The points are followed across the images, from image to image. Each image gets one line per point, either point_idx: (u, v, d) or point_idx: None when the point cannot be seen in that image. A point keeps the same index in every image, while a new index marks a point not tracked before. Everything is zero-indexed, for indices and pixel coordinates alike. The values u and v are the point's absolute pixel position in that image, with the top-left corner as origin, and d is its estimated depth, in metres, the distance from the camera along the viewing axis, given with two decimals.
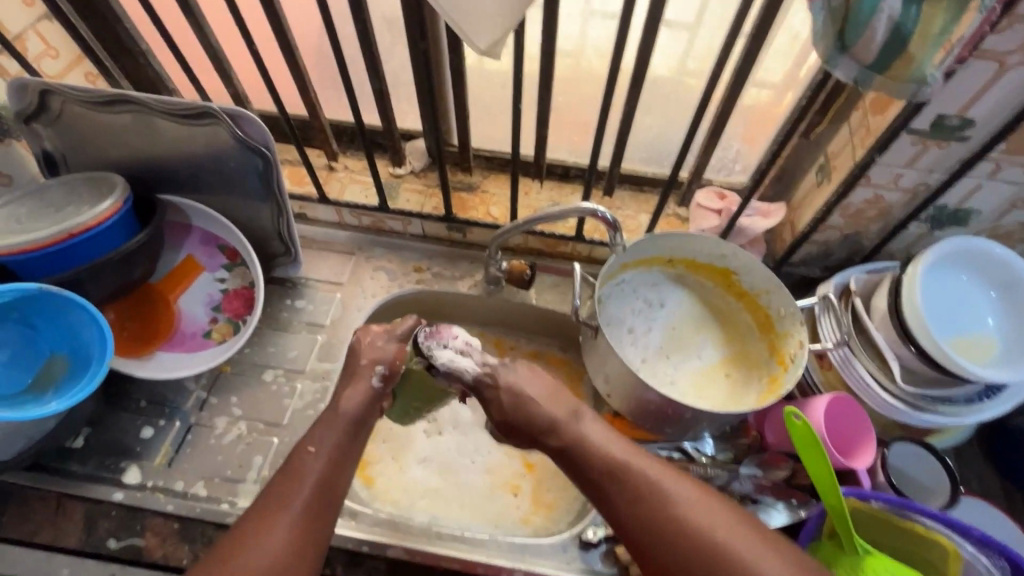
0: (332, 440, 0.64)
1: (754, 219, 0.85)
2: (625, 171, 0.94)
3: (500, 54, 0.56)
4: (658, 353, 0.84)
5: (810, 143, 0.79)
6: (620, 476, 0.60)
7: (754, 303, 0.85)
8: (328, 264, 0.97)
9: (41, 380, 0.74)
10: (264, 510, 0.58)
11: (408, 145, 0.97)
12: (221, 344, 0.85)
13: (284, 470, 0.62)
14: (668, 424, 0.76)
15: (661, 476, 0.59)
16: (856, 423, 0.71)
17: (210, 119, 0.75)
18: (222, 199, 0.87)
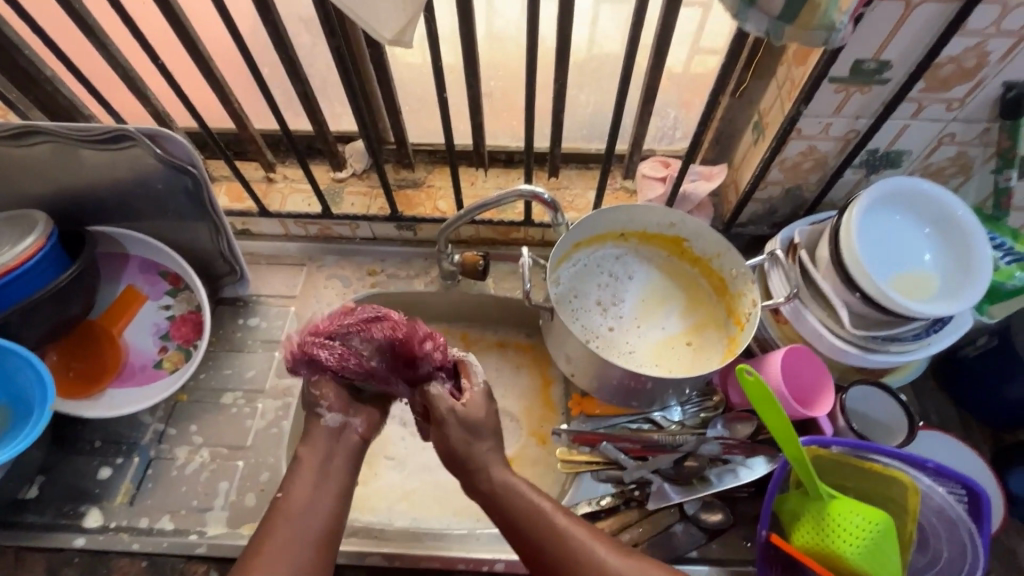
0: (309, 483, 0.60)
1: (697, 184, 0.85)
2: (568, 150, 0.92)
3: (410, 41, 0.54)
4: (621, 323, 0.85)
5: (742, 102, 0.79)
6: (554, 532, 0.58)
7: (708, 269, 0.86)
8: (278, 278, 0.95)
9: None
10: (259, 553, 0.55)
11: (346, 148, 0.95)
12: (174, 373, 0.82)
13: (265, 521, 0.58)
14: (634, 395, 0.77)
15: (624, 558, 0.57)
16: (813, 370, 0.73)
17: (128, 141, 0.72)
18: (156, 224, 0.84)
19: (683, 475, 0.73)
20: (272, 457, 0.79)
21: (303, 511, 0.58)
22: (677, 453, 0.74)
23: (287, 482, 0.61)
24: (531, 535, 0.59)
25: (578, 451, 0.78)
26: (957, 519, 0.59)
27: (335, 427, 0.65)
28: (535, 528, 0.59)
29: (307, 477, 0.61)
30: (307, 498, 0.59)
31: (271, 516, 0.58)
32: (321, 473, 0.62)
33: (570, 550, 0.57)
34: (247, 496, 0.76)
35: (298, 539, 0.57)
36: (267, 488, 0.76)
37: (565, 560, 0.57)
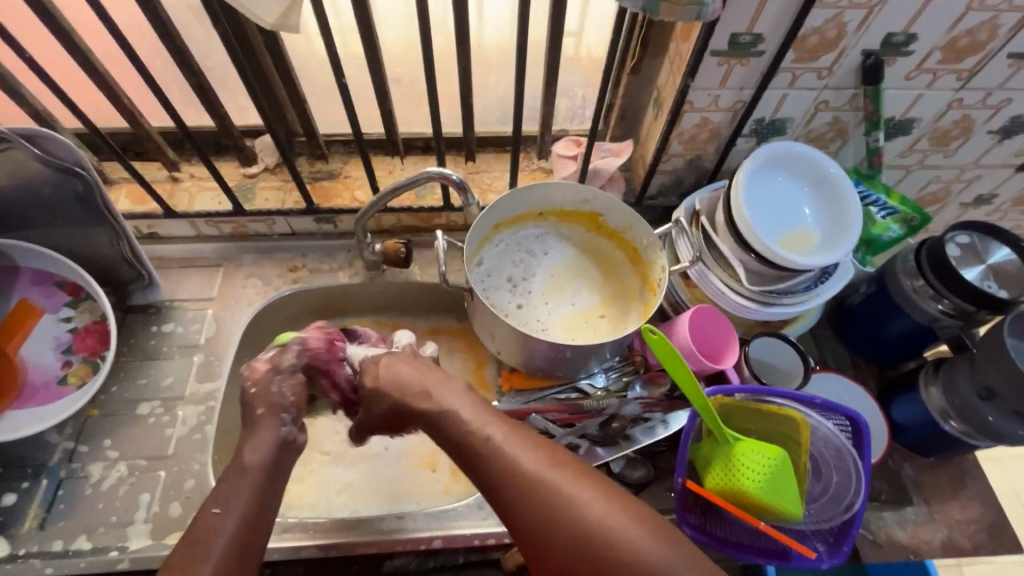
0: (275, 447, 0.63)
1: (607, 160, 0.88)
2: (484, 133, 0.93)
3: (294, 26, 0.55)
4: (530, 299, 0.88)
5: (641, 79, 0.83)
6: (475, 435, 0.60)
7: (622, 241, 0.91)
8: (192, 280, 0.91)
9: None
10: (195, 543, 0.54)
11: (256, 143, 0.92)
12: (80, 388, 0.78)
13: (189, 533, 0.55)
14: (558, 366, 0.79)
15: (544, 463, 0.57)
16: (718, 328, 0.78)
17: (2, 144, 0.67)
18: (48, 232, 0.79)
19: (609, 436, 0.76)
20: (196, 463, 0.76)
21: (270, 478, 0.61)
22: (602, 416, 0.77)
23: (223, 498, 0.58)
24: (473, 456, 0.60)
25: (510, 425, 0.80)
26: (842, 447, 0.67)
27: (289, 440, 0.64)
28: (455, 429, 0.62)
29: (248, 483, 0.59)
30: (246, 507, 0.57)
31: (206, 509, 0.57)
32: (266, 481, 0.60)
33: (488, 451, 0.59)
34: (171, 505, 0.73)
35: (223, 552, 0.54)
36: (192, 495, 0.74)
37: (484, 460, 0.59)
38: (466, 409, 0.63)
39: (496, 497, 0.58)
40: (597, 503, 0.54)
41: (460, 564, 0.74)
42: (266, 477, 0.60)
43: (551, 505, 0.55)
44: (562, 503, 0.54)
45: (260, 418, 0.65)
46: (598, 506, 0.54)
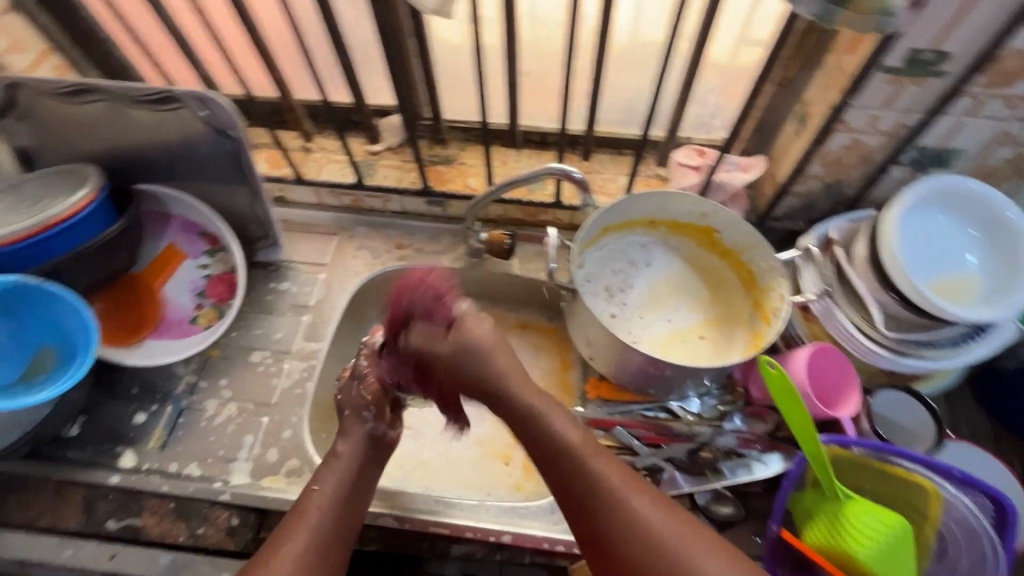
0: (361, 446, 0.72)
1: (733, 174, 0.83)
2: (600, 134, 0.91)
3: (450, 12, 0.56)
4: (624, 311, 0.84)
5: (786, 92, 0.77)
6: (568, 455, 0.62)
7: (736, 262, 0.86)
8: (309, 245, 0.97)
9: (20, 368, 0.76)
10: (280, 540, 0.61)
11: (382, 122, 0.95)
12: (207, 329, 0.86)
13: (296, 506, 0.65)
14: (650, 384, 0.76)
15: (636, 491, 0.58)
16: (840, 373, 0.71)
17: (175, 103, 0.76)
18: (198, 185, 0.88)
19: (696, 465, 0.73)
20: (295, 416, 0.82)
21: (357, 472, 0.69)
22: (691, 443, 0.74)
23: (320, 477, 0.68)
24: (572, 487, 0.61)
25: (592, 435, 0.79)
26: (980, 530, 0.58)
27: (377, 435, 0.75)
28: (548, 444, 0.64)
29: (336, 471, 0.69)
30: (342, 491, 0.67)
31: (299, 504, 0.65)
32: (358, 469, 0.70)
33: (581, 473, 0.60)
34: (269, 451, 0.79)
35: (320, 524, 0.63)
36: (288, 445, 0.79)
37: (575, 482, 0.61)
38: (557, 421, 0.65)
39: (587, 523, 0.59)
40: (697, 551, 0.53)
41: (525, 563, 0.73)
42: (359, 462, 0.71)
43: (637, 546, 0.55)
44: (660, 542, 0.54)
45: (346, 418, 0.76)
46: (703, 553, 0.53)
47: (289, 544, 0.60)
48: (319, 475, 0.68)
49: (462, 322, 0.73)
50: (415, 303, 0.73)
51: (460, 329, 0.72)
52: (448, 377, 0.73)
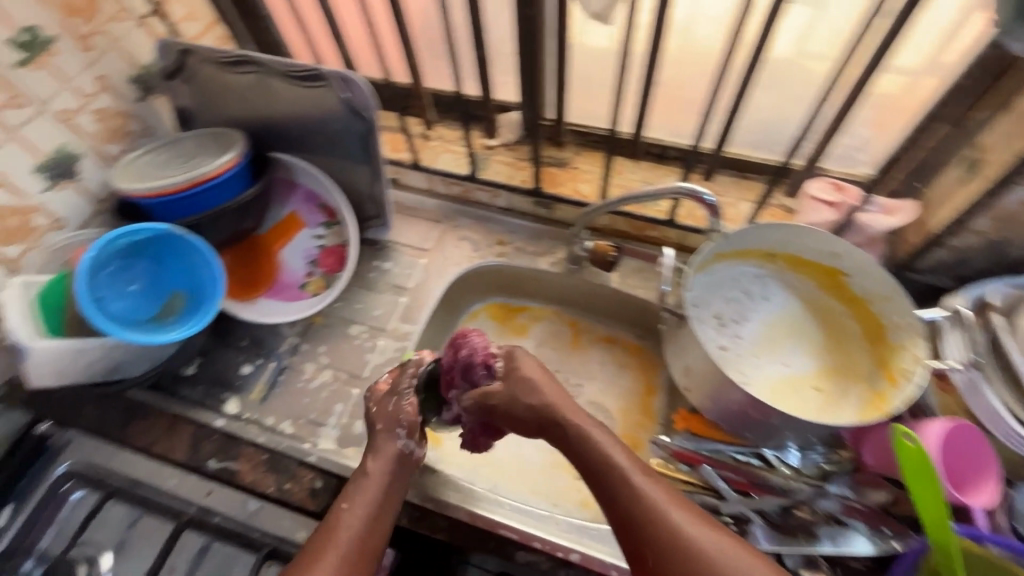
0: (389, 467, 0.67)
1: (876, 217, 0.76)
2: (729, 154, 0.87)
3: None
4: (737, 344, 0.79)
5: (957, 132, 0.69)
6: (620, 478, 0.59)
7: (864, 313, 0.78)
8: (415, 229, 1.00)
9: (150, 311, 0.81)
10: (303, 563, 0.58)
11: (502, 118, 0.96)
12: (315, 296, 0.91)
13: (324, 524, 0.62)
14: (749, 428, 0.71)
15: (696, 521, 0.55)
16: (982, 457, 0.63)
17: (321, 82, 0.81)
18: (326, 161, 0.93)
19: (788, 526, 0.68)
20: None
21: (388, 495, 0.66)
22: (786, 500, 0.69)
23: (349, 495, 0.65)
24: (627, 513, 0.57)
25: (675, 468, 0.75)
26: None
27: (405, 453, 0.69)
28: (599, 467, 0.61)
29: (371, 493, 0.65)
30: (369, 513, 0.63)
31: (328, 523, 0.62)
32: (388, 488, 0.66)
33: (636, 501, 0.57)
34: (356, 423, 0.82)
35: (344, 549, 0.60)
36: None
37: (631, 510, 0.57)
38: (606, 442, 0.63)
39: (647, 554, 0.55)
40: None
41: None
42: (387, 484, 0.66)
43: None
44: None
45: (376, 433, 0.70)
46: None
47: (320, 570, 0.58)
48: (352, 497, 0.64)
49: (516, 370, 0.70)
50: (475, 349, 0.72)
51: (512, 374, 0.70)
52: (505, 421, 0.70)
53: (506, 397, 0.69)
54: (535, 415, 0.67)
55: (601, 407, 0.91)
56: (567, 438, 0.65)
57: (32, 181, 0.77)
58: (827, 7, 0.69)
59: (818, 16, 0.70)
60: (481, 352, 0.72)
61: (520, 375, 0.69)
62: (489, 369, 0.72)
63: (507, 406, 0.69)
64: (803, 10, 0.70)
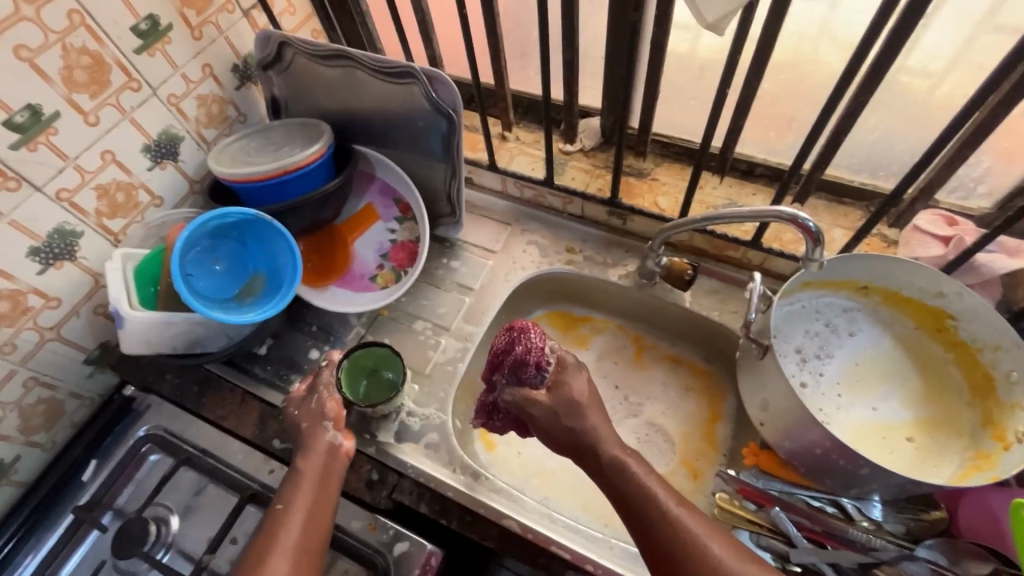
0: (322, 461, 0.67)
1: (995, 256, 0.70)
2: (825, 177, 0.82)
3: (726, 29, 0.51)
4: (818, 382, 0.73)
5: None
6: (655, 508, 0.57)
7: (971, 361, 0.71)
8: (485, 230, 1.00)
9: (230, 287, 0.84)
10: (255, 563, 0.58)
11: (582, 123, 0.94)
12: (384, 289, 0.93)
13: (264, 528, 0.62)
14: (830, 474, 0.66)
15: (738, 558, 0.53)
16: None
17: (409, 78, 0.81)
18: (405, 156, 0.94)
19: None
20: (443, 392, 0.85)
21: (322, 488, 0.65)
22: (867, 557, 0.63)
23: (287, 495, 0.64)
24: (661, 545, 0.55)
25: (741, 505, 0.71)
26: None
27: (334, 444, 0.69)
28: (632, 495, 0.59)
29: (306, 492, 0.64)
30: (303, 509, 0.63)
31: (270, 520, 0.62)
32: (321, 480, 0.66)
33: (674, 534, 0.55)
34: (414, 419, 0.82)
35: (293, 541, 0.60)
36: (432, 418, 0.83)
37: (668, 543, 0.55)
38: (638, 468, 0.61)
39: None
40: None
41: None
42: (323, 472, 0.67)
43: None
44: None
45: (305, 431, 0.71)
46: None
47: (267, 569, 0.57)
48: (289, 497, 0.64)
49: (566, 384, 0.65)
50: (531, 348, 0.65)
51: (561, 386, 0.65)
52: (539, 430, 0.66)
53: (550, 410, 0.64)
54: (575, 433, 0.64)
55: (662, 430, 0.87)
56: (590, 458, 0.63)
57: (139, 160, 0.81)
58: (955, 21, 0.62)
59: (938, 28, 0.64)
60: (536, 352, 0.65)
61: (570, 393, 0.65)
62: (540, 372, 0.66)
63: (546, 419, 0.65)
64: (935, 24, 0.63)
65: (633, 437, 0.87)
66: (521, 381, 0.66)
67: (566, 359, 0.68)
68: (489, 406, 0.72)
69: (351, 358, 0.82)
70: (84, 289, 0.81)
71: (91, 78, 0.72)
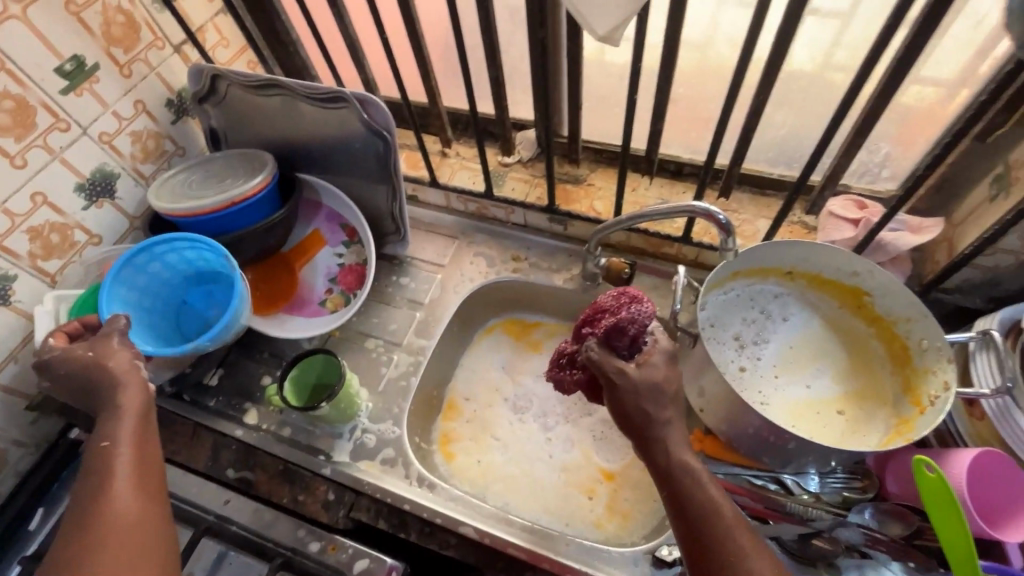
0: (135, 403, 0.62)
1: (899, 234, 0.74)
2: (747, 172, 0.87)
3: (619, 40, 0.54)
4: (756, 366, 0.77)
5: (986, 148, 0.66)
6: (708, 510, 0.54)
7: (889, 332, 0.76)
8: (432, 245, 1.02)
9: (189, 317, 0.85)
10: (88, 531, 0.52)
11: (518, 135, 0.98)
12: (333, 313, 0.93)
13: (90, 468, 0.57)
14: (766, 453, 0.69)
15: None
16: (1012, 487, 0.60)
17: (342, 103, 0.83)
18: (347, 179, 0.96)
19: (807, 553, 0.65)
20: (397, 407, 0.86)
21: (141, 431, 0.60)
22: (807, 528, 0.66)
23: (105, 439, 0.58)
24: (702, 549, 0.53)
25: None
26: None
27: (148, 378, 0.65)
28: (687, 491, 0.55)
29: (127, 437, 0.59)
30: (135, 446, 0.59)
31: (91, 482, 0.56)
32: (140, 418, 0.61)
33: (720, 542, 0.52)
34: (368, 437, 0.83)
35: (123, 503, 0.54)
36: (387, 433, 0.83)
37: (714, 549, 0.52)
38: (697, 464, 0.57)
39: None
40: None
41: None
42: (141, 414, 0.61)
43: None
44: None
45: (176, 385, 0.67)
46: None
47: (109, 520, 0.53)
48: (113, 428, 0.59)
49: (658, 363, 0.59)
50: (638, 318, 0.60)
51: (650, 367, 0.59)
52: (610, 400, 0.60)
53: (633, 386, 0.58)
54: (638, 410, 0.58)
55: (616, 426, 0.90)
56: (651, 447, 0.58)
57: (72, 200, 0.81)
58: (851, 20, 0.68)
59: (844, 27, 0.69)
60: (640, 323, 0.60)
61: (658, 377, 0.59)
62: (634, 345, 0.61)
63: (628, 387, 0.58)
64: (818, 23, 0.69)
65: (589, 435, 0.90)
66: (614, 347, 0.61)
67: (663, 349, 0.61)
68: (568, 356, 0.67)
69: (295, 375, 0.81)
70: (21, 333, 0.80)
71: (16, 122, 0.72)
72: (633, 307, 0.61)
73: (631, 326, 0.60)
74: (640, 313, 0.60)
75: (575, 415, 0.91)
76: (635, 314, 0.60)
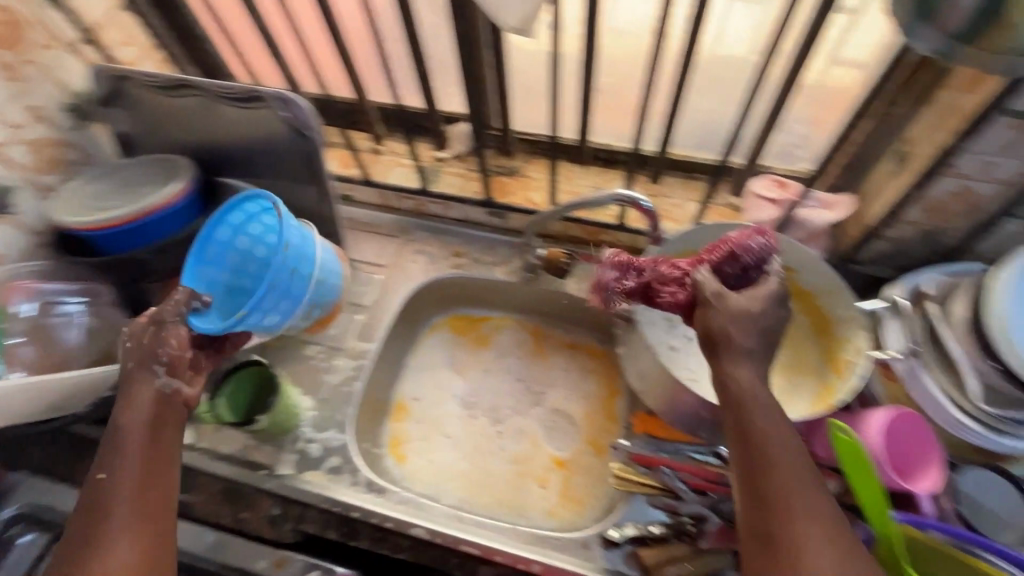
0: (147, 427, 0.61)
1: (816, 211, 0.78)
2: (673, 156, 0.88)
3: (533, 32, 0.54)
4: (687, 344, 0.80)
5: (886, 127, 0.70)
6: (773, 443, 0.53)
7: (810, 305, 0.77)
8: (371, 245, 1.00)
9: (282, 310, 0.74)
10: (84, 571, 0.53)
11: (451, 129, 0.97)
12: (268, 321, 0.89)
13: (87, 501, 0.57)
14: (704, 428, 0.72)
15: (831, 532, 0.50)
16: (922, 440, 0.64)
17: (261, 102, 0.79)
18: (274, 182, 0.92)
19: None
20: (341, 414, 0.84)
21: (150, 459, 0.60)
22: None
23: (110, 466, 0.58)
24: (762, 482, 0.52)
25: (634, 470, 0.75)
26: None
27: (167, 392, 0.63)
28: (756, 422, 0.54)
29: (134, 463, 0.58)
30: (139, 474, 0.58)
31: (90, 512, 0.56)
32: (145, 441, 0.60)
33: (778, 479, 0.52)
34: (313, 446, 0.81)
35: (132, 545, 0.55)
36: (332, 441, 0.81)
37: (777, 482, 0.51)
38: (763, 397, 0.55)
39: (763, 527, 0.51)
40: None
41: None
42: (146, 437, 0.60)
43: None
44: None
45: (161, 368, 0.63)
46: None
47: (105, 569, 0.53)
48: (117, 461, 0.58)
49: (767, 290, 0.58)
50: (757, 252, 0.61)
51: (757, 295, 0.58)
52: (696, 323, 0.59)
53: (733, 309, 0.56)
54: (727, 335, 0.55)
55: (566, 414, 0.91)
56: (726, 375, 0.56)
57: None
58: None
59: None
60: (758, 255, 0.61)
61: (746, 307, 0.56)
62: (746, 276, 0.61)
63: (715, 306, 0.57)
64: None
65: (539, 426, 0.90)
66: (725, 274, 0.62)
67: (770, 289, 0.59)
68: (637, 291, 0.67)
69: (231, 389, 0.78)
70: None
71: None
72: (758, 243, 0.61)
73: (747, 254, 0.61)
74: (762, 244, 0.61)
75: (524, 406, 0.92)
76: (761, 246, 0.61)
